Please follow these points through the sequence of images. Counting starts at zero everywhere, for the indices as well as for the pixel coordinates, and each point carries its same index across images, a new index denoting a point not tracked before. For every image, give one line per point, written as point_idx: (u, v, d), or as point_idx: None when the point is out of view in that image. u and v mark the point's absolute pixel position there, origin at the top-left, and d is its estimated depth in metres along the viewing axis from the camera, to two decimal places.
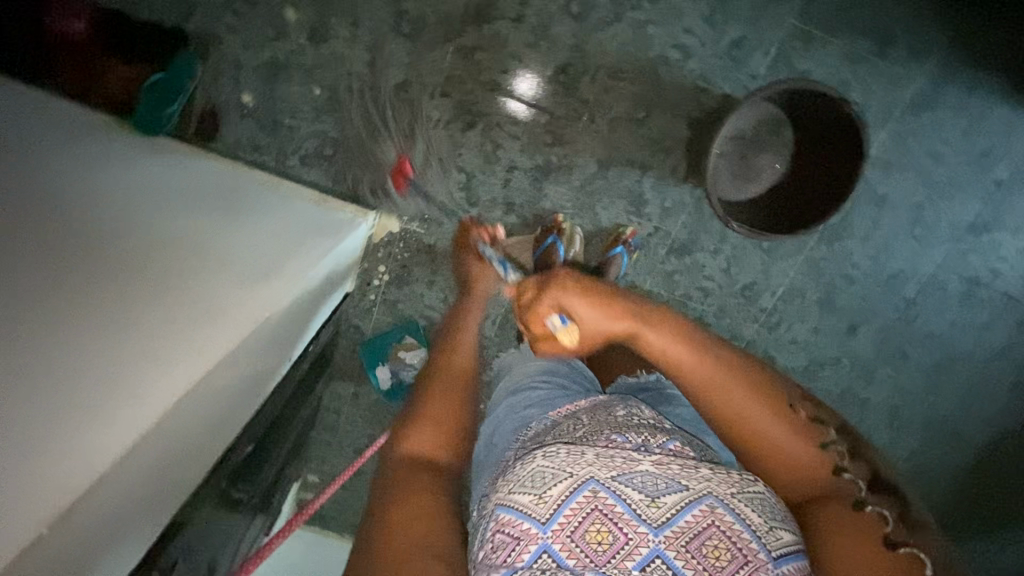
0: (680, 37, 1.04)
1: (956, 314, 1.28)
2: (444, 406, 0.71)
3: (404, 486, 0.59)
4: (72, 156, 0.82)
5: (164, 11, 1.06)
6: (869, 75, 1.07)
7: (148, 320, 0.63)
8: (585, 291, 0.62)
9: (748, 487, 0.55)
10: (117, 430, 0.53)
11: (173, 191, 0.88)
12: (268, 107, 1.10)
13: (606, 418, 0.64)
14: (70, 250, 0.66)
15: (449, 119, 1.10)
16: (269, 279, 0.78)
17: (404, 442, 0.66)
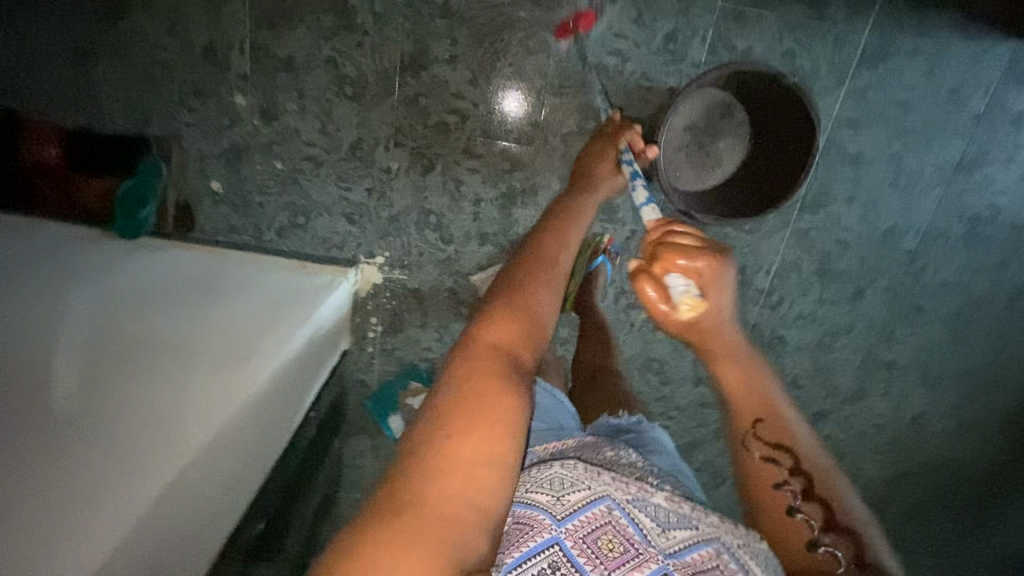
0: (614, 42, 1.05)
1: (966, 256, 1.22)
2: (544, 308, 0.60)
3: (481, 382, 0.51)
4: (62, 284, 0.91)
5: (120, 120, 1.09)
6: (812, 38, 1.05)
7: (132, 431, 0.70)
8: (720, 293, 0.63)
9: (755, 543, 0.59)
10: (101, 541, 0.59)
11: (158, 290, 0.95)
12: (237, 189, 1.14)
13: (602, 455, 0.64)
14: (62, 379, 0.75)
15: (408, 167, 1.13)
16: (246, 360, 0.83)
17: (486, 330, 0.56)
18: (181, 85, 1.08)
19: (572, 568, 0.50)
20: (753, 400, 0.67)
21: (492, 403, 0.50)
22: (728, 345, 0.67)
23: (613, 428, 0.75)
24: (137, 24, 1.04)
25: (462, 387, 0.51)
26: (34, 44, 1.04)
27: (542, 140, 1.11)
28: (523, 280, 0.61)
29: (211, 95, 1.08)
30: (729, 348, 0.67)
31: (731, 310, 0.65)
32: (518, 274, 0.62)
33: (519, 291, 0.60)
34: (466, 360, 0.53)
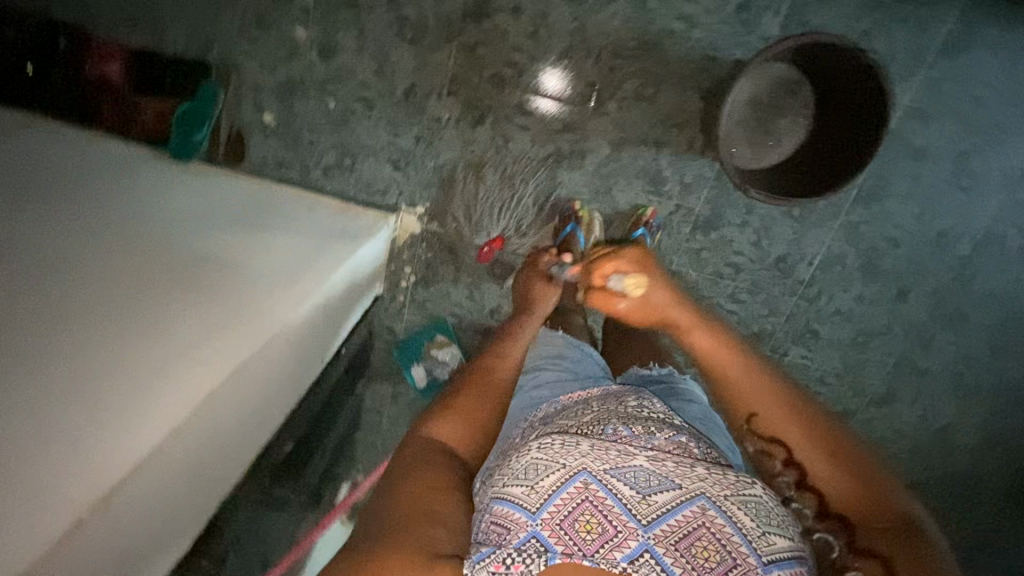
0: (684, 7, 1.02)
1: (1019, 270, 1.18)
2: (481, 400, 0.64)
3: (424, 469, 0.54)
4: (116, 192, 0.91)
5: (182, 43, 1.09)
6: (891, 21, 1.01)
7: (176, 328, 0.68)
8: (654, 271, 0.69)
9: (744, 489, 0.53)
10: (145, 427, 0.57)
11: (205, 212, 0.95)
12: (288, 124, 1.15)
13: (617, 408, 0.63)
14: (100, 275, 0.72)
15: (459, 118, 1.12)
16: (292, 281, 0.83)
17: (430, 431, 0.59)
18: (244, 14, 1.08)
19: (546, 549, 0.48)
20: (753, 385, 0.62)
21: (429, 483, 0.53)
22: (693, 318, 0.68)
23: (643, 378, 0.76)
24: None
25: (404, 468, 0.55)
26: None
27: (597, 103, 1.09)
28: (455, 386, 0.66)
29: (273, 26, 1.09)
30: (690, 321, 0.67)
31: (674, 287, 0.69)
32: (463, 381, 0.67)
33: (448, 394, 0.64)
34: (402, 461, 0.56)
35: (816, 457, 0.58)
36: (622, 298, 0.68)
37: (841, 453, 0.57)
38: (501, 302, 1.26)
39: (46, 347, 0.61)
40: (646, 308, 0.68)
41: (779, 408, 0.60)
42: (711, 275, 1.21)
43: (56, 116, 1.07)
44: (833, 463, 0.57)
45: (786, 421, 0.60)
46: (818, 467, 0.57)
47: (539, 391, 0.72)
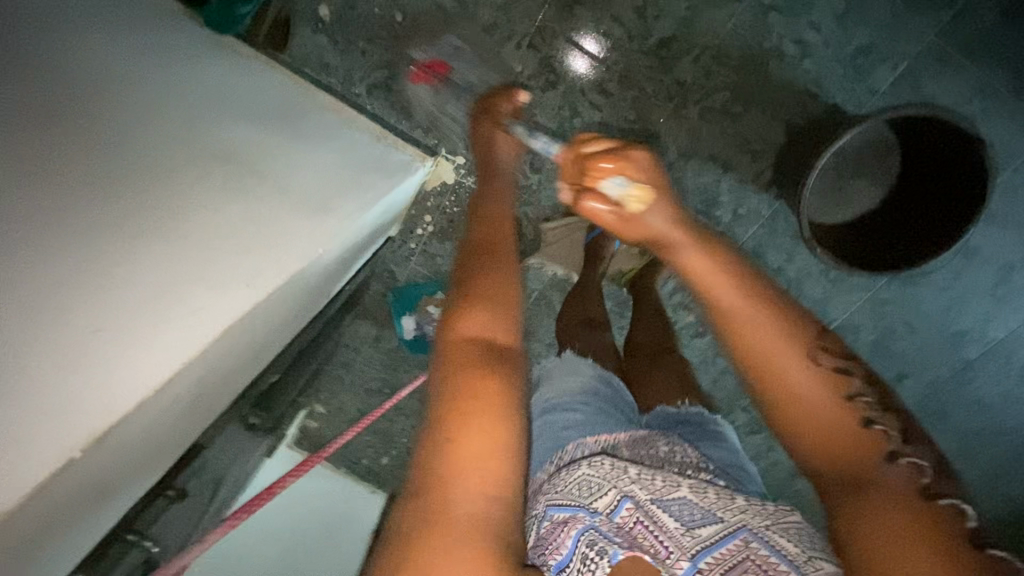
0: (804, 32, 0.94)
1: (1013, 387, 1.21)
2: (491, 275, 0.59)
3: (466, 368, 0.49)
4: (144, 40, 0.78)
5: None
6: (999, 113, 0.96)
7: (194, 240, 0.61)
8: (651, 181, 0.58)
9: (786, 516, 0.49)
10: (147, 363, 0.52)
11: (238, 94, 0.83)
12: (345, 25, 1.03)
13: (648, 453, 0.60)
14: (119, 150, 0.63)
15: (531, 76, 1.02)
16: (321, 213, 0.74)
17: (461, 317, 0.54)
18: None
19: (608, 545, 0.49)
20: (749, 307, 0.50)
21: (478, 386, 0.48)
22: (674, 228, 0.56)
23: (670, 420, 0.71)
24: None
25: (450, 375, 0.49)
26: None
27: (680, 103, 1.01)
28: (466, 271, 0.60)
29: None
30: (671, 228, 0.56)
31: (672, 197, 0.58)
32: (471, 270, 0.60)
33: (465, 279, 0.58)
34: (444, 359, 0.51)
35: (802, 387, 0.48)
36: (615, 203, 0.57)
37: (839, 382, 0.48)
38: None
39: (54, 232, 0.54)
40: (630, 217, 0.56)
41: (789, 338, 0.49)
42: None
43: None
44: (831, 402, 0.47)
45: (779, 355, 0.48)
46: (813, 414, 0.47)
47: (571, 421, 0.65)
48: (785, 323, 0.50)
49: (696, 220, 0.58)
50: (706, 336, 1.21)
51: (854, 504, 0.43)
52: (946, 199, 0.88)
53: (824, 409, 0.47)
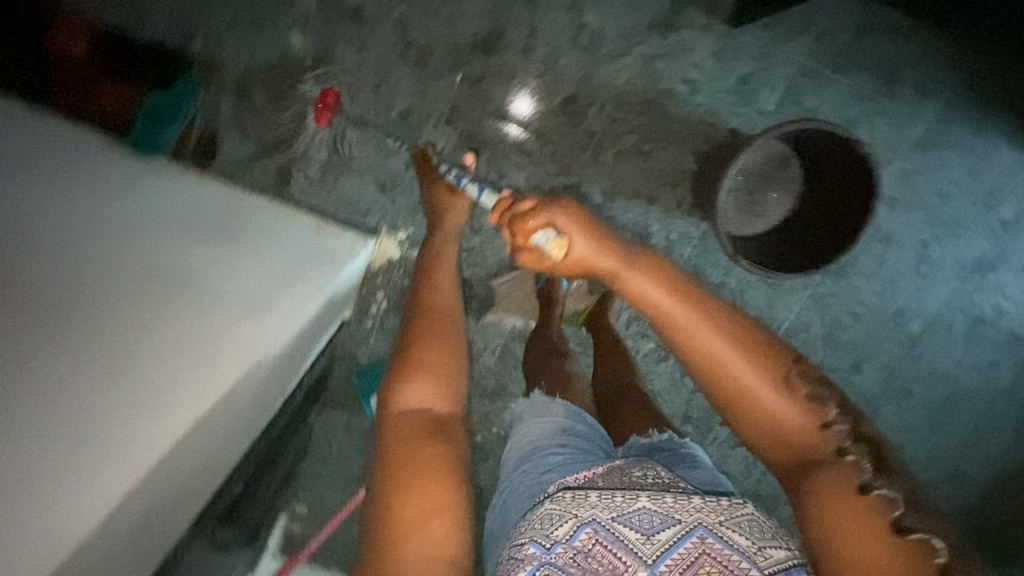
0: (690, 72, 1.04)
1: (962, 353, 1.26)
2: (423, 347, 0.73)
3: (409, 436, 0.64)
4: (64, 169, 0.80)
5: (168, 28, 1.03)
6: (874, 113, 1.06)
7: (134, 361, 0.65)
8: (588, 232, 0.68)
9: (735, 512, 0.58)
10: (98, 490, 0.58)
11: (167, 208, 0.85)
12: (270, 129, 1.07)
13: (621, 479, 0.63)
14: (53, 280, 0.67)
15: (454, 148, 1.08)
16: (250, 317, 0.74)
17: (398, 392, 0.69)
18: (242, 9, 1.03)
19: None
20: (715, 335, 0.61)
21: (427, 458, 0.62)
22: (624, 266, 0.66)
23: (644, 448, 0.73)
24: None
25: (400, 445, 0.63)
26: None
27: (596, 150, 1.07)
28: (419, 346, 0.74)
29: (268, 26, 1.04)
30: (626, 269, 0.66)
31: (605, 231, 0.69)
32: (416, 338, 0.75)
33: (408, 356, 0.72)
34: (392, 424, 0.66)
35: (764, 392, 0.60)
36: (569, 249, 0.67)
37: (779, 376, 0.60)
38: (474, 339, 1.21)
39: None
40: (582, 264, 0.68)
41: (750, 358, 0.60)
42: None
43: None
44: (782, 396, 0.59)
45: (728, 358, 0.61)
46: (759, 405, 0.60)
47: (542, 466, 0.67)
48: (744, 342, 0.61)
49: (633, 247, 0.68)
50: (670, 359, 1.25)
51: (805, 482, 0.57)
52: (848, 187, 0.94)
53: (787, 409, 0.59)
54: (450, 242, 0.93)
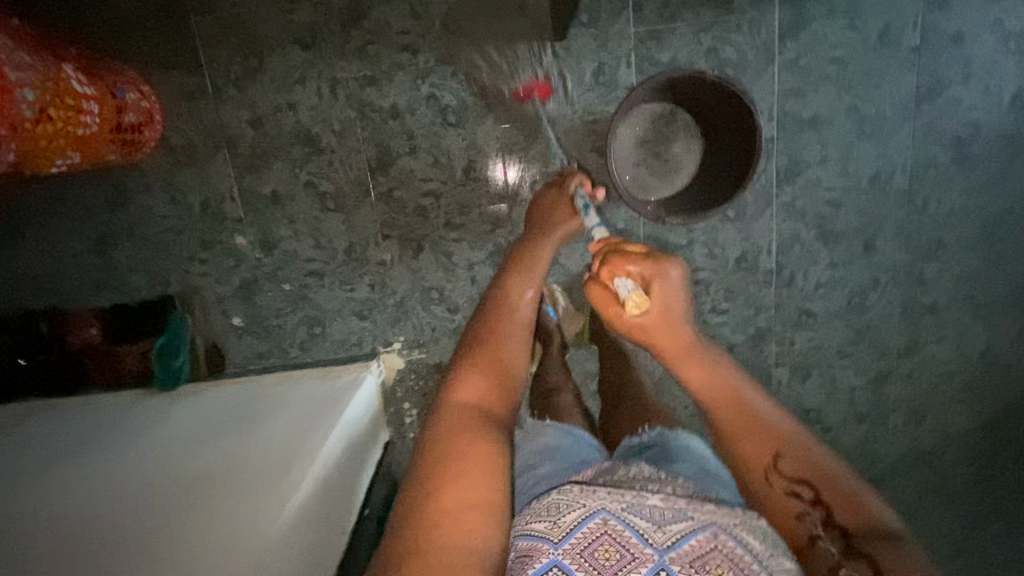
0: (550, 91, 1.12)
1: (965, 180, 1.20)
2: (506, 348, 0.69)
3: (464, 426, 0.58)
4: (127, 433, 1.05)
5: (147, 285, 1.20)
6: (727, 32, 1.10)
7: (196, 555, 0.81)
8: (671, 299, 0.64)
9: (751, 519, 0.60)
10: None
11: (203, 426, 1.05)
12: (257, 318, 1.24)
13: (619, 475, 0.68)
14: (136, 519, 0.88)
15: (400, 254, 1.21)
16: (285, 476, 0.91)
17: (456, 383, 0.64)
18: (190, 242, 1.19)
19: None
20: (742, 416, 0.64)
21: (479, 447, 0.56)
22: (684, 349, 0.65)
23: (638, 446, 0.80)
24: (146, 202, 1.16)
25: (445, 429, 0.58)
26: (71, 245, 1.18)
27: (513, 194, 1.17)
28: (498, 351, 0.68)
29: (216, 243, 1.19)
30: (688, 350, 0.65)
31: (682, 303, 0.65)
32: (483, 341, 0.69)
33: (492, 349, 0.68)
34: (446, 414, 0.60)
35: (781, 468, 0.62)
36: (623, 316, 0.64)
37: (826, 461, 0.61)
38: None
39: None
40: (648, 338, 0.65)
41: (774, 434, 0.63)
42: None
43: (62, 391, 1.19)
44: (787, 472, 0.61)
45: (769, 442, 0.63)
46: (801, 504, 0.60)
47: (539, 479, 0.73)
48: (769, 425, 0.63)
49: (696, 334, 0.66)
50: None
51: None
52: (732, 116, 0.98)
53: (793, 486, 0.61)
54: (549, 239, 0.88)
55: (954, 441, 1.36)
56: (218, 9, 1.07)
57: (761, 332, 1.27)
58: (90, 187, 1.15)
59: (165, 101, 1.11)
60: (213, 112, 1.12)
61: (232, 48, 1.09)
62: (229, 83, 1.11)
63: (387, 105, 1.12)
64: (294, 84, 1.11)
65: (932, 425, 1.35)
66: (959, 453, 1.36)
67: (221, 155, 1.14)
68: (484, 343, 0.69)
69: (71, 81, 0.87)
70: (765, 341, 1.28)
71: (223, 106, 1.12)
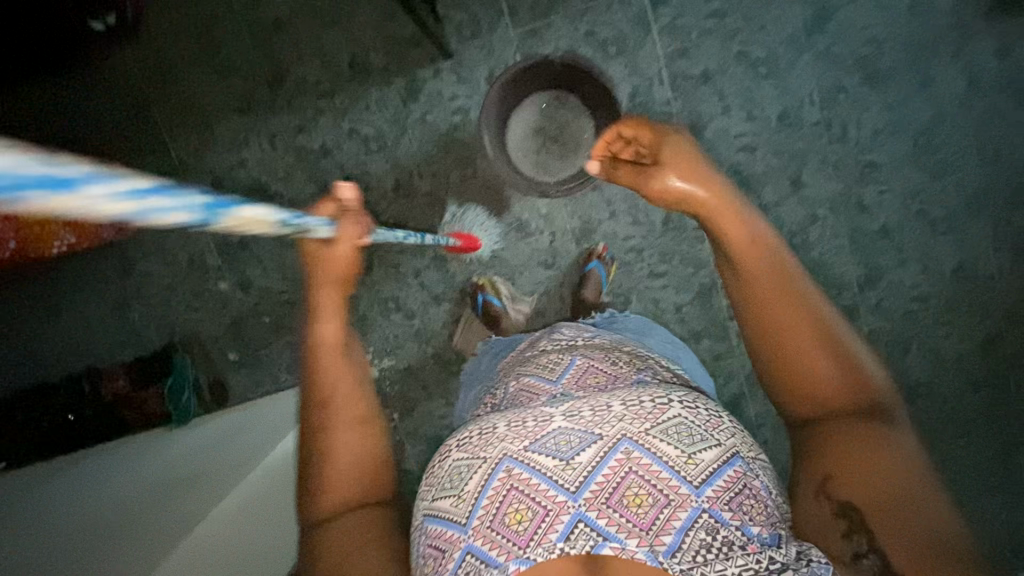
0: (453, 103, 1.24)
1: (882, 96, 1.17)
2: (346, 442, 0.66)
3: (347, 540, 0.61)
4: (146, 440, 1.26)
5: (159, 336, 1.43)
6: (601, 13, 1.18)
7: None
8: (687, 157, 0.71)
9: (662, 419, 0.61)
10: None
11: (212, 434, 1.26)
12: (248, 350, 1.42)
13: (537, 360, 0.79)
14: (146, 485, 1.09)
15: (355, 274, 1.35)
16: None
17: (317, 501, 0.64)
18: (184, 293, 1.40)
19: (485, 569, 0.55)
20: (765, 264, 0.64)
21: (357, 534, 0.62)
22: (722, 202, 0.68)
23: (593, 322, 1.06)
24: (146, 266, 1.39)
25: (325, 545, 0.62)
26: (94, 314, 1.42)
27: (440, 200, 1.29)
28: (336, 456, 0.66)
29: (205, 291, 1.40)
30: (726, 207, 0.67)
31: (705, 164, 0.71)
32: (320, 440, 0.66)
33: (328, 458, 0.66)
34: (325, 526, 0.63)
35: (797, 332, 0.61)
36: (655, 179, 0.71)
37: (808, 320, 0.61)
38: None
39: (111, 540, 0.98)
40: (685, 198, 0.69)
41: (790, 288, 0.63)
42: (621, 268, 1.29)
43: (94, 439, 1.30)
44: (814, 337, 0.60)
45: (795, 308, 0.62)
46: (817, 371, 0.60)
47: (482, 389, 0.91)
48: (779, 276, 0.63)
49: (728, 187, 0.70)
50: (632, 297, 1.30)
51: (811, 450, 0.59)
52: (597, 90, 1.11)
53: (812, 360, 0.60)
54: (334, 273, 0.70)
55: (950, 371, 1.25)
56: (172, 98, 1.29)
57: (707, 287, 1.28)
58: (103, 262, 1.39)
59: None
60: (183, 181, 1.33)
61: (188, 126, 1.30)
62: (190, 155, 1.31)
63: (318, 146, 1.29)
64: (240, 144, 1.30)
65: (920, 356, 1.26)
66: (958, 383, 1.25)
67: None
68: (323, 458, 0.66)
69: None
70: (713, 295, 1.28)
71: (189, 175, 1.33)
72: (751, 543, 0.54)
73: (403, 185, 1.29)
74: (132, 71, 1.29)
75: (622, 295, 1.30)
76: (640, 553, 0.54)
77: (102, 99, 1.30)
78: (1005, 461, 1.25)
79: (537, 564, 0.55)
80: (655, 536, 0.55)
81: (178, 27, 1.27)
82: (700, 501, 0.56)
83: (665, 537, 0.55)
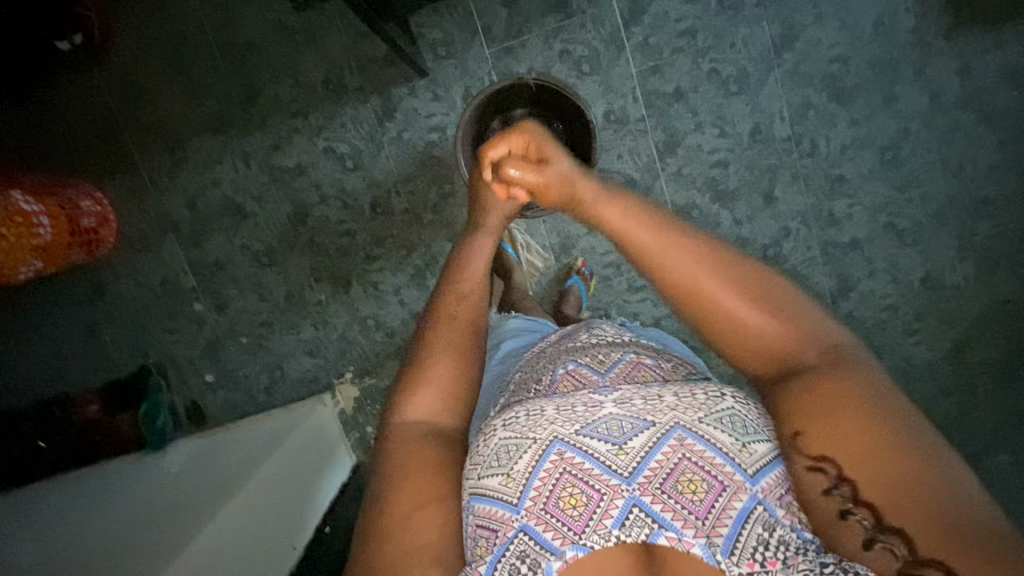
0: (429, 121, 1.24)
1: (849, 112, 1.20)
2: (443, 357, 0.65)
3: (422, 465, 0.58)
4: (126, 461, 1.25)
5: (132, 359, 1.40)
6: (574, 32, 1.19)
7: (179, 512, 1.01)
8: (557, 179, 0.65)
9: (715, 407, 0.57)
10: (157, 564, 0.87)
11: (198, 452, 1.25)
12: (224, 372, 1.39)
13: (576, 346, 0.75)
14: (137, 494, 1.10)
15: (333, 293, 1.34)
16: (257, 462, 1.13)
17: (406, 412, 0.63)
18: (158, 315, 1.38)
19: (541, 556, 0.52)
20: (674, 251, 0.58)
21: (433, 462, 0.59)
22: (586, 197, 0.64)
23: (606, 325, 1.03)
24: (118, 287, 1.36)
25: (404, 462, 0.59)
26: (64, 339, 1.39)
27: (418, 217, 1.28)
28: (437, 370, 0.64)
29: (178, 312, 1.37)
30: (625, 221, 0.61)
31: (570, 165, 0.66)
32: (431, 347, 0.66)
33: (425, 366, 0.65)
34: (408, 446, 0.60)
35: (724, 297, 0.56)
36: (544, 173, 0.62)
37: (745, 290, 0.56)
38: None
39: (108, 535, 0.98)
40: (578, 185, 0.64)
41: (711, 267, 0.57)
42: (599, 283, 1.30)
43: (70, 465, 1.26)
44: (744, 303, 0.55)
45: (702, 276, 0.57)
46: (767, 333, 0.55)
47: (506, 373, 0.82)
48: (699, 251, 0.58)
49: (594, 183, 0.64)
50: (611, 312, 1.31)
51: (801, 419, 0.51)
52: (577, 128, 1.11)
53: (755, 321, 0.55)
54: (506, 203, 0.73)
55: (921, 378, 1.28)
56: (142, 117, 1.27)
57: None
58: (72, 284, 1.36)
59: (116, 201, 1.31)
60: (155, 202, 1.31)
61: (159, 146, 1.28)
62: (162, 176, 1.30)
63: (293, 164, 1.28)
64: (213, 164, 1.29)
65: (892, 363, 1.29)
66: (929, 390, 1.29)
67: (168, 236, 1.33)
68: (420, 374, 0.64)
69: (20, 203, 1.06)
70: None
71: (161, 196, 1.31)
72: (807, 545, 0.50)
73: (383, 204, 1.28)
74: (101, 91, 1.27)
75: (601, 310, 1.31)
76: (696, 545, 0.51)
77: (68, 118, 1.27)
78: (973, 465, 1.28)
79: (593, 552, 0.52)
80: (713, 527, 0.51)
81: (148, 47, 1.25)
82: (755, 491, 0.52)
83: (722, 528, 0.51)
